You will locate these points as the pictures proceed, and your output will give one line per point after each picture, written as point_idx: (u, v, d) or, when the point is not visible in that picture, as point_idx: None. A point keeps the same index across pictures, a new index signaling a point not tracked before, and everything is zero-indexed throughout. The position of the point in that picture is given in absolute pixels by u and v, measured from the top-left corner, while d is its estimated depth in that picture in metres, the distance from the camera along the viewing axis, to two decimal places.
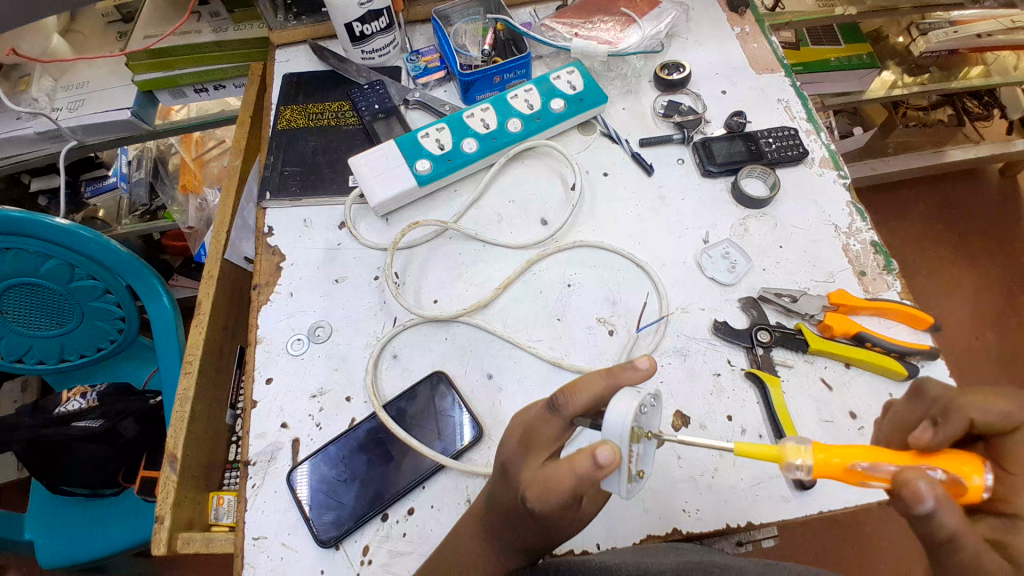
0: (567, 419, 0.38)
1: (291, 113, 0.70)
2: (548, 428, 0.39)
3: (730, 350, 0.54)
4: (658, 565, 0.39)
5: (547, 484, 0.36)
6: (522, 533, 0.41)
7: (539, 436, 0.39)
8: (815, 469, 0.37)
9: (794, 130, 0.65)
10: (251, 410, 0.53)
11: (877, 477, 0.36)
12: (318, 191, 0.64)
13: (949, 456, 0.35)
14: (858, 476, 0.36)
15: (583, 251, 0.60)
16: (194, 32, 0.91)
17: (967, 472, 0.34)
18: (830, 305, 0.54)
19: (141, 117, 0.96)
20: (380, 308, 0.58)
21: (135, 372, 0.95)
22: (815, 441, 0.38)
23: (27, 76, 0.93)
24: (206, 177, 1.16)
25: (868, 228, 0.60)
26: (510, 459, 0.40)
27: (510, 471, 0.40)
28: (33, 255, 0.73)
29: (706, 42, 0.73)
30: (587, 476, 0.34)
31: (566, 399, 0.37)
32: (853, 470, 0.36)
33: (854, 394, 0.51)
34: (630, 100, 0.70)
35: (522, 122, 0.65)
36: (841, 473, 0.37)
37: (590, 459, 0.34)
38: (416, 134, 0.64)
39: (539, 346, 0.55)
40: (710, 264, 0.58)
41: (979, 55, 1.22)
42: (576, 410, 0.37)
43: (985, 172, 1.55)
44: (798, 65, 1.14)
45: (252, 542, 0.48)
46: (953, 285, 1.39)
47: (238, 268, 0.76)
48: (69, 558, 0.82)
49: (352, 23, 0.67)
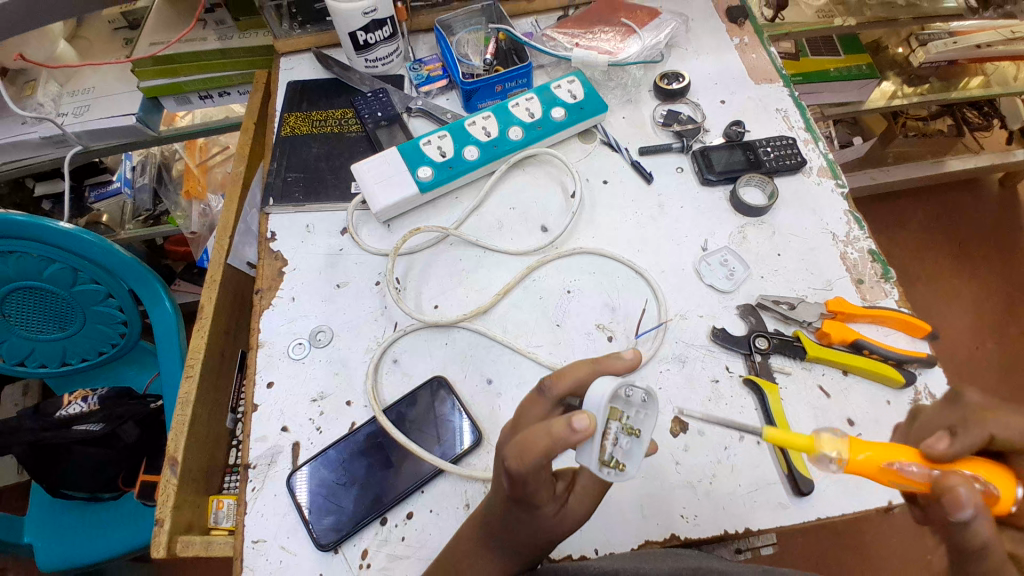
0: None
1: (295, 120, 0.71)
2: (536, 410, 0.40)
3: (728, 356, 0.54)
4: (655, 571, 0.39)
5: (524, 448, 0.35)
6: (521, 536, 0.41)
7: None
8: (848, 465, 0.38)
9: (792, 139, 0.65)
10: (251, 414, 0.54)
11: (909, 479, 0.36)
12: (321, 197, 0.65)
13: (982, 466, 0.35)
14: (891, 476, 0.37)
15: (582, 258, 0.61)
16: (200, 39, 0.92)
17: (997, 483, 0.34)
18: (828, 312, 0.55)
19: (146, 123, 0.97)
20: (381, 314, 0.59)
21: (135, 376, 0.96)
22: (853, 437, 0.38)
23: (34, 81, 0.94)
24: (210, 183, 1.19)
25: (865, 236, 0.60)
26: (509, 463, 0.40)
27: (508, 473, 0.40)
28: (37, 259, 0.73)
29: (705, 53, 0.74)
30: (563, 440, 0.34)
31: (553, 382, 0.40)
32: (887, 470, 0.37)
33: (852, 401, 0.52)
34: (630, 110, 0.71)
35: (523, 130, 0.66)
36: (873, 472, 0.37)
37: (565, 424, 0.34)
38: (418, 141, 0.64)
39: (539, 352, 0.56)
40: (708, 272, 0.58)
41: (977, 65, 1.23)
42: (562, 393, 0.39)
43: (985, 181, 1.55)
44: (798, 75, 1.15)
45: (252, 545, 0.48)
46: (953, 294, 1.39)
47: (240, 273, 0.76)
48: (68, 561, 0.82)
49: (356, 32, 0.68)
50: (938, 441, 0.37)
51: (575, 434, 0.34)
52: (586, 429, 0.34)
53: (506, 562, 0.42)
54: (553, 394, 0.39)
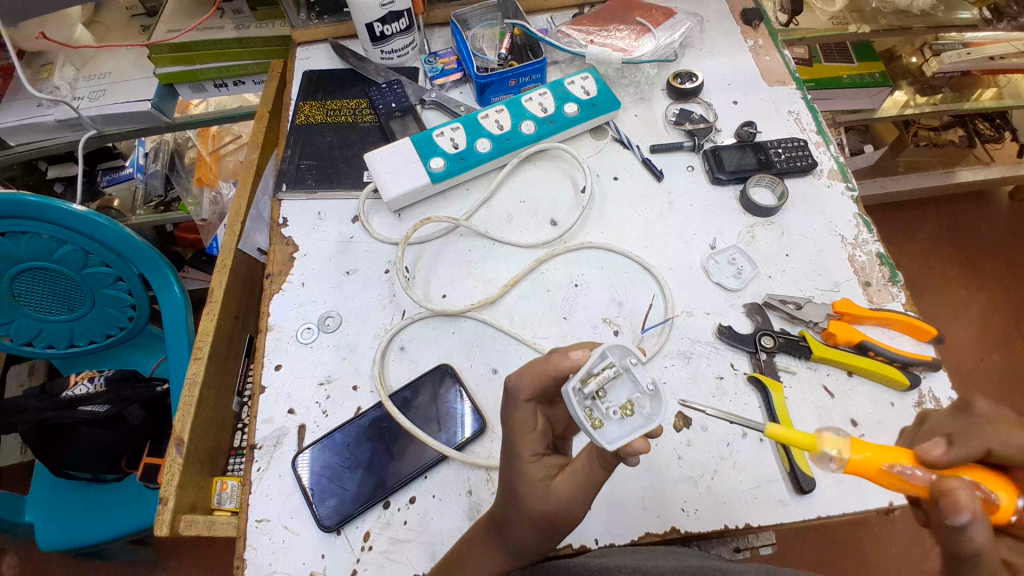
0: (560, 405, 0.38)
1: (310, 109, 0.71)
2: None
3: (733, 354, 0.55)
4: (657, 568, 0.40)
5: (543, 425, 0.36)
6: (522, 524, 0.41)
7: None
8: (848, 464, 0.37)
9: (803, 141, 0.66)
10: (259, 395, 0.54)
11: (909, 481, 0.36)
12: (334, 184, 0.65)
13: (979, 473, 0.35)
14: (889, 478, 0.36)
15: (590, 253, 0.61)
16: (217, 28, 0.93)
17: (996, 488, 0.34)
18: (834, 313, 0.55)
19: (161, 110, 0.98)
20: (390, 301, 0.59)
21: (142, 360, 0.97)
22: (853, 436, 0.37)
23: (51, 64, 0.95)
24: (222, 170, 1.20)
25: (874, 240, 0.60)
26: (516, 450, 0.40)
27: (514, 459, 0.40)
28: (48, 240, 0.74)
29: (719, 54, 0.74)
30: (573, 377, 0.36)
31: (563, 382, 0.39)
32: (886, 472, 0.36)
33: (856, 402, 0.52)
34: (642, 107, 0.71)
35: (536, 125, 0.66)
36: (871, 473, 0.37)
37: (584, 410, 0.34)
38: (431, 132, 0.65)
39: (545, 343, 0.56)
40: (715, 270, 0.59)
41: (991, 78, 1.23)
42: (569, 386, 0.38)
43: (995, 193, 1.55)
44: (810, 81, 1.15)
45: (256, 524, 0.49)
46: (959, 304, 1.39)
47: (251, 259, 0.77)
48: (70, 540, 0.83)
49: (373, 23, 0.68)
50: (934, 448, 0.36)
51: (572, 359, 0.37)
52: (578, 360, 0.38)
53: (506, 549, 0.42)
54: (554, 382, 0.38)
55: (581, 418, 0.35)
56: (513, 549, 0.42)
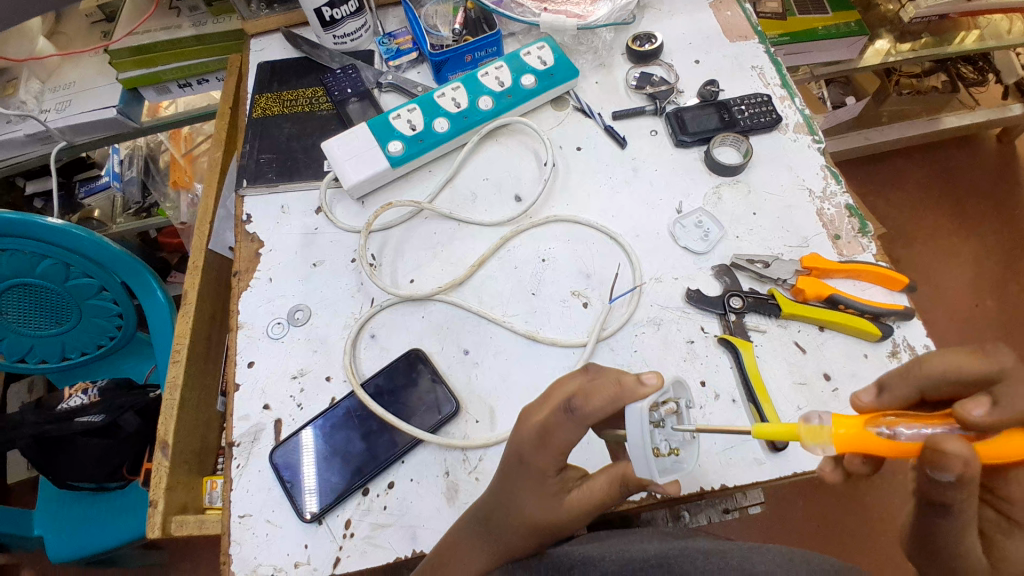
0: (586, 422, 0.37)
1: (266, 101, 0.70)
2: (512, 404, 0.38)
3: (703, 317, 0.54)
4: (638, 551, 0.38)
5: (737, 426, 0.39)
6: (500, 516, 0.40)
7: (555, 435, 0.38)
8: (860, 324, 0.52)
9: (767, 97, 0.64)
10: (234, 394, 0.54)
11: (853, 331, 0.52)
12: (295, 176, 0.64)
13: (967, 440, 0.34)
14: (881, 444, 0.37)
15: (557, 225, 0.60)
16: (174, 27, 0.91)
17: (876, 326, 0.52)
18: (802, 269, 0.55)
19: (128, 115, 0.96)
20: (358, 291, 0.59)
21: (135, 367, 0.96)
22: (833, 414, 0.39)
23: (14, 80, 0.93)
24: (197, 172, 1.17)
25: (842, 191, 0.60)
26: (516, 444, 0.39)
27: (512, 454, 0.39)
28: (28, 255, 0.74)
29: (679, 12, 0.73)
30: (630, 391, 0.37)
31: (583, 402, 0.37)
32: (874, 434, 0.37)
33: (828, 356, 0.52)
34: (602, 74, 0.70)
35: (493, 100, 0.65)
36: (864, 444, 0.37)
37: (635, 379, 0.38)
38: (387, 115, 0.64)
39: (515, 321, 0.56)
40: (682, 233, 0.58)
41: (971, 19, 1.20)
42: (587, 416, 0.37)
43: (982, 137, 1.53)
44: (786, 35, 1.12)
45: (239, 520, 0.49)
46: (952, 251, 1.38)
47: (223, 258, 0.77)
48: (77, 551, 0.83)
49: (321, 8, 0.67)
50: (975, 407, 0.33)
51: (643, 388, 0.37)
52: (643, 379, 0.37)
53: (484, 543, 0.41)
54: (573, 387, 0.39)
55: (648, 444, 0.38)
56: (496, 539, 0.41)
